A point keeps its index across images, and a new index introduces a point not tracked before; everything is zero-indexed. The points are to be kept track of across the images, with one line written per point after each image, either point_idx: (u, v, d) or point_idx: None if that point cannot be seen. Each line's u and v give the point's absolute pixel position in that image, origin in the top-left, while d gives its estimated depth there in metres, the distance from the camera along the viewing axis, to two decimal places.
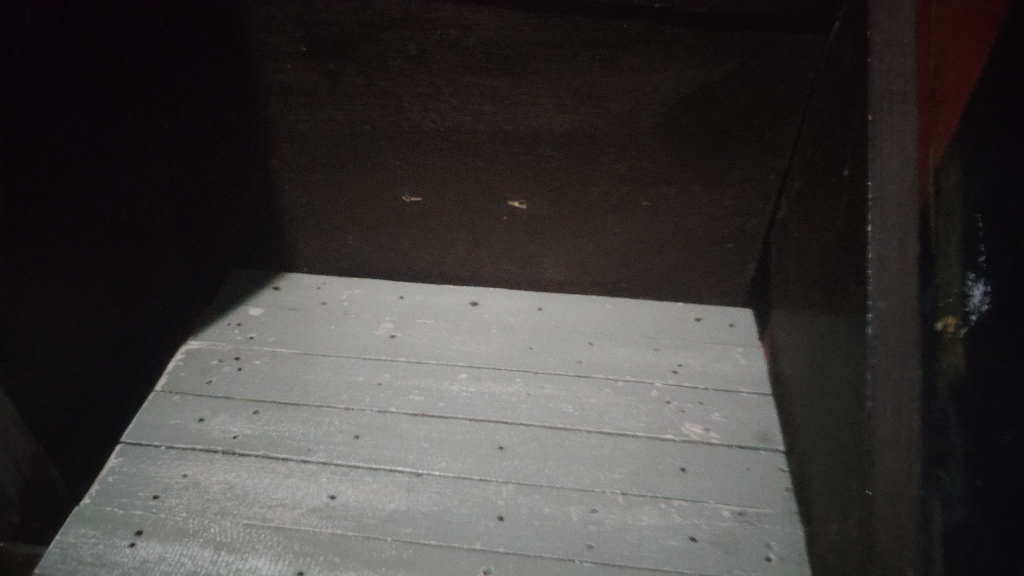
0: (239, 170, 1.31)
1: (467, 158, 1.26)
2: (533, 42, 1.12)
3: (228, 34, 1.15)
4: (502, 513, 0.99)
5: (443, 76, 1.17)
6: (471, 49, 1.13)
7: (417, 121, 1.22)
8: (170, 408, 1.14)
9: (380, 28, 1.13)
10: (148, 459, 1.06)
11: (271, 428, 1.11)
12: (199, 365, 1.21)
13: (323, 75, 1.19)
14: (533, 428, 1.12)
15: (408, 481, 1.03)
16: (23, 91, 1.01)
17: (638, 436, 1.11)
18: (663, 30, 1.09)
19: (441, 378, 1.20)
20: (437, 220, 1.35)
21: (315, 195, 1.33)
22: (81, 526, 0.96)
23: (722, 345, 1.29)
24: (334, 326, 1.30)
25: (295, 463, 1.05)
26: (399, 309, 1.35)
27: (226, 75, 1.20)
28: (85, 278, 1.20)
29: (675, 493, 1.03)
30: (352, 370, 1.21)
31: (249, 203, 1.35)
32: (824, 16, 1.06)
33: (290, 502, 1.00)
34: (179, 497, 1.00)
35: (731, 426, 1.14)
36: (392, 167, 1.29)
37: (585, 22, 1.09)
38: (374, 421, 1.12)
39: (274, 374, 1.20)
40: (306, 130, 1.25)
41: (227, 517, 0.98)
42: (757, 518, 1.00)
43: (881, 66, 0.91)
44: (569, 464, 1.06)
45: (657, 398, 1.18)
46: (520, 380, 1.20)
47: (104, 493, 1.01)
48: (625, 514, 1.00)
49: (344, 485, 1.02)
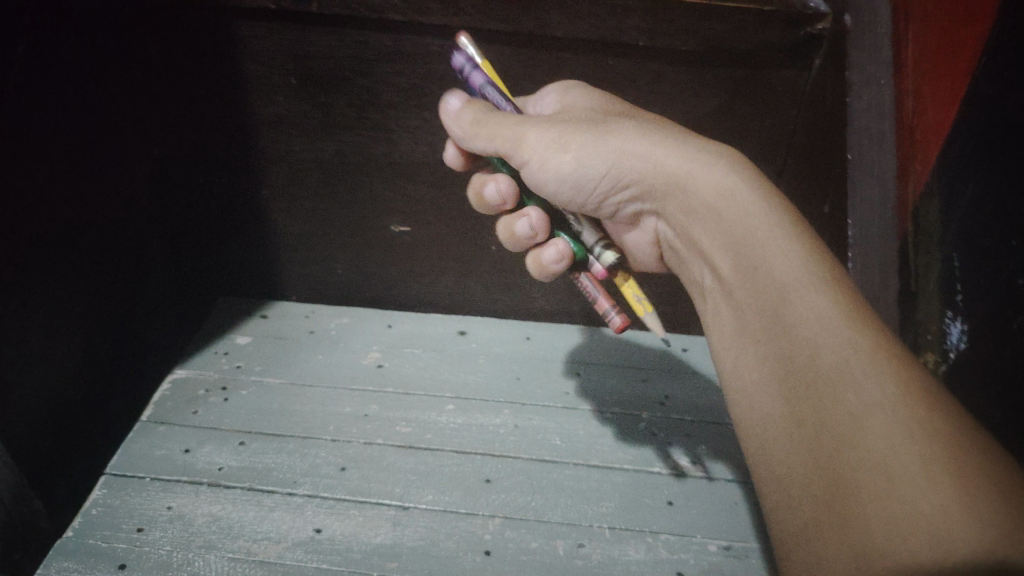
0: (228, 198, 1.34)
1: (457, 189, 1.28)
2: (522, 77, 1.13)
3: (223, 66, 1.17)
4: (489, 547, 0.98)
5: (433, 110, 1.19)
6: (461, 83, 1.15)
7: (408, 153, 1.24)
8: (156, 439, 1.13)
9: (371, 62, 1.14)
10: (133, 491, 1.05)
11: (257, 459, 1.10)
12: (186, 395, 1.21)
13: (315, 107, 1.21)
14: (520, 460, 1.12)
15: (394, 514, 1.02)
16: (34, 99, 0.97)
17: (626, 468, 1.11)
18: (651, 66, 1.10)
19: (428, 409, 1.20)
20: (426, 250, 1.37)
21: (305, 225, 1.37)
22: (63, 560, 0.95)
23: (709, 375, 1.30)
24: (322, 356, 1.31)
25: (281, 495, 1.05)
26: (387, 338, 1.35)
27: (219, 105, 1.22)
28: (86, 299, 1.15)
29: (661, 527, 1.03)
30: (340, 400, 1.21)
31: (239, 228, 1.39)
32: (803, 57, 1.06)
33: (275, 536, 0.99)
34: (163, 530, 0.99)
35: (718, 459, 1.14)
36: (382, 197, 1.30)
37: (574, 58, 1.10)
38: (360, 453, 1.12)
39: (260, 404, 1.20)
40: (298, 160, 1.28)
41: (211, 551, 0.97)
42: (744, 553, 1.00)
43: (862, 105, 1.13)
44: (556, 496, 1.06)
45: (644, 430, 1.18)
46: (507, 412, 1.20)
47: (87, 526, 1.00)
48: (612, 548, 0.99)
49: (330, 518, 1.02)
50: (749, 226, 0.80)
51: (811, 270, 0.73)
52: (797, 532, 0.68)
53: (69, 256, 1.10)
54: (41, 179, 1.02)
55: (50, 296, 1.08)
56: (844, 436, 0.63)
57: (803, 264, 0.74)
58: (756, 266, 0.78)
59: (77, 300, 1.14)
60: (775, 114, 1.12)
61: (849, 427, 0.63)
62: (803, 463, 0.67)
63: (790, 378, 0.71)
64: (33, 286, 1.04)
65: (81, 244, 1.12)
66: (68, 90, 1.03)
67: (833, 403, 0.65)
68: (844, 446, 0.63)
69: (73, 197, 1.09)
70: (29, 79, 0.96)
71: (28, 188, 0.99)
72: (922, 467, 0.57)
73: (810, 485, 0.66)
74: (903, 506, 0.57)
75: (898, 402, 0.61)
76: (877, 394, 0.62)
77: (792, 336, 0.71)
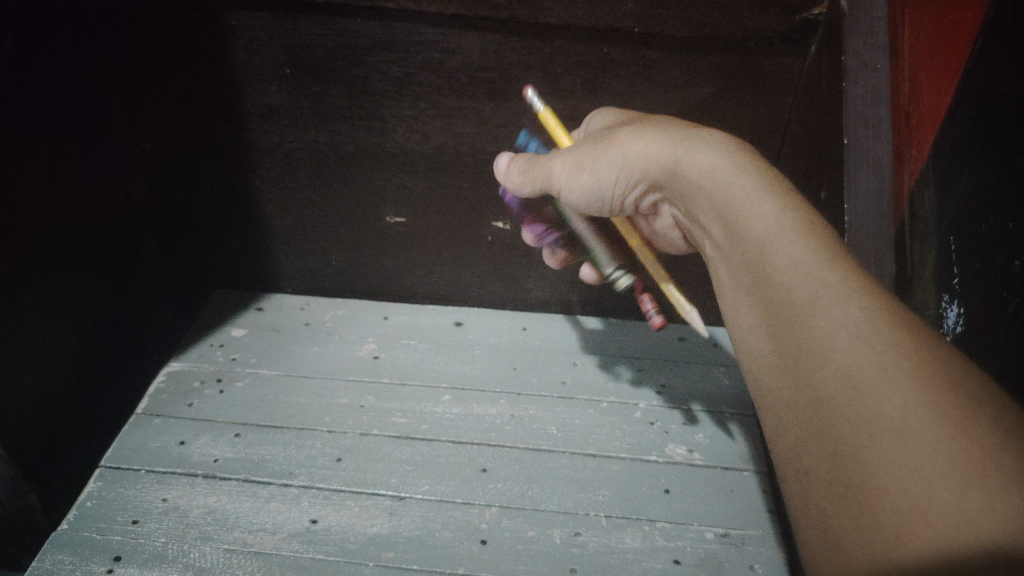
0: (221, 190, 1.32)
1: (451, 179, 1.27)
2: (517, 65, 1.12)
3: (214, 56, 1.16)
4: (485, 537, 0.98)
5: (427, 99, 1.18)
6: (455, 71, 1.14)
7: (402, 142, 1.23)
8: (151, 430, 1.13)
9: (363, 51, 1.13)
10: (128, 483, 1.04)
11: (253, 451, 1.10)
12: (181, 387, 1.20)
13: (308, 97, 1.19)
14: (516, 449, 1.11)
15: (390, 505, 1.02)
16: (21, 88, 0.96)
17: (622, 457, 1.11)
18: (644, 54, 1.09)
19: (424, 399, 1.20)
20: (421, 240, 1.36)
21: (299, 216, 1.35)
22: (57, 553, 0.95)
23: (706, 364, 1.30)
24: (318, 347, 1.30)
25: (277, 487, 1.04)
26: (383, 329, 1.35)
27: (212, 96, 1.21)
28: (76, 292, 1.15)
29: (658, 516, 1.03)
30: (336, 392, 1.21)
31: (233, 222, 1.37)
32: (801, 43, 1.06)
33: (271, 527, 0.99)
34: (158, 522, 0.99)
35: (715, 448, 1.14)
36: (376, 187, 1.29)
37: (567, 46, 1.09)
38: (356, 444, 1.11)
39: (256, 396, 1.19)
40: (290, 151, 1.27)
41: (207, 543, 0.97)
42: (741, 541, 1.00)
43: (858, 92, 1.00)
44: (553, 486, 1.06)
45: (641, 419, 1.18)
46: (504, 402, 1.19)
47: (82, 518, 0.99)
48: (608, 536, 0.99)
49: (326, 509, 1.01)
50: (722, 183, 0.74)
51: (791, 224, 0.66)
52: (823, 521, 0.55)
53: (61, 249, 1.10)
54: (31, 172, 1.01)
55: (42, 290, 1.08)
56: (830, 387, 0.56)
57: (778, 216, 0.67)
58: (734, 226, 0.71)
59: (70, 292, 1.14)
60: (769, 100, 1.13)
61: (832, 381, 0.56)
62: (797, 424, 0.59)
63: (774, 335, 0.64)
64: (26, 280, 1.04)
65: (72, 237, 1.12)
66: (56, 81, 1.03)
67: (811, 349, 0.58)
68: (827, 402, 0.56)
69: (63, 190, 1.08)
70: (16, 70, 0.95)
71: (19, 181, 0.99)
72: (911, 402, 0.51)
73: (811, 460, 0.57)
74: (885, 449, 0.51)
75: (875, 338, 0.55)
76: (852, 324, 0.57)
77: (773, 289, 0.64)
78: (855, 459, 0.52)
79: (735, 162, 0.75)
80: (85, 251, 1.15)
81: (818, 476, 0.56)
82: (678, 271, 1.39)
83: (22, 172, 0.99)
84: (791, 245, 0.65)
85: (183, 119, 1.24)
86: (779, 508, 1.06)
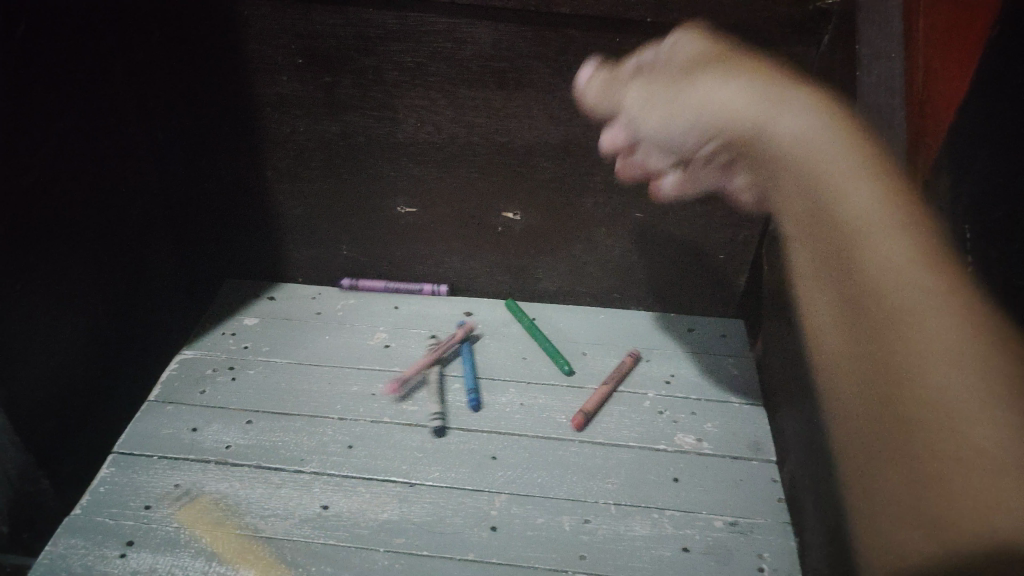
0: (232, 179, 1.33)
1: (461, 169, 1.27)
2: (528, 55, 1.12)
3: (226, 44, 1.17)
4: (495, 523, 0.99)
5: (439, 89, 1.18)
6: (466, 61, 1.14)
7: (412, 132, 1.23)
8: (163, 417, 1.14)
9: (374, 41, 1.13)
10: (140, 469, 1.05)
11: (264, 438, 1.11)
12: (193, 374, 1.21)
13: (319, 86, 1.20)
14: (526, 437, 1.12)
15: (401, 491, 1.03)
16: (25, 71, 0.96)
17: (632, 446, 1.11)
18: (655, 44, 1.10)
19: (434, 388, 1.20)
20: (431, 231, 1.36)
21: (309, 206, 1.35)
22: (71, 537, 0.96)
23: (715, 355, 1.30)
24: (329, 336, 1.31)
25: (288, 473, 1.05)
26: (394, 319, 1.35)
27: (224, 85, 1.21)
28: (87, 280, 1.15)
29: (667, 504, 1.03)
30: (347, 380, 1.21)
31: (243, 212, 1.37)
32: (813, 33, 1.07)
33: (282, 513, 1.00)
34: (171, 507, 1.00)
35: (724, 437, 1.14)
36: (386, 177, 1.30)
37: (578, 35, 1.10)
38: (367, 431, 1.12)
39: (267, 384, 1.20)
40: (300, 141, 1.27)
41: (218, 528, 0.98)
42: (749, 529, 1.00)
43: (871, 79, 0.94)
44: (562, 474, 1.06)
45: (650, 408, 1.18)
46: (514, 391, 1.20)
47: (95, 503, 1.00)
48: (618, 524, 1.00)
49: (337, 495, 1.02)
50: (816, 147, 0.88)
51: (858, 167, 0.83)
52: (886, 485, 0.78)
53: (73, 237, 1.11)
54: (39, 156, 1.01)
55: (54, 277, 1.08)
56: (897, 390, 0.71)
57: (873, 197, 0.80)
58: (835, 208, 0.84)
59: (82, 279, 1.14)
60: None
61: (892, 386, 0.71)
62: (872, 417, 0.80)
63: (858, 336, 0.83)
64: (37, 266, 1.05)
65: (83, 225, 1.13)
66: (65, 67, 1.03)
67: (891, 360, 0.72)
68: (888, 401, 0.72)
69: (74, 178, 1.09)
70: (24, 56, 0.96)
71: (29, 167, 1.00)
72: (977, 401, 0.63)
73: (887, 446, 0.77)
74: (961, 458, 0.62)
75: (947, 342, 0.67)
76: (946, 334, 0.67)
77: (863, 275, 0.78)
78: (937, 471, 0.65)
79: (726, 81, 0.97)
80: (94, 240, 1.16)
81: (885, 451, 0.78)
82: (685, 269, 1.35)
83: (32, 158, 1.00)
84: (880, 232, 0.77)
85: (195, 108, 1.24)
86: (788, 497, 1.07)
